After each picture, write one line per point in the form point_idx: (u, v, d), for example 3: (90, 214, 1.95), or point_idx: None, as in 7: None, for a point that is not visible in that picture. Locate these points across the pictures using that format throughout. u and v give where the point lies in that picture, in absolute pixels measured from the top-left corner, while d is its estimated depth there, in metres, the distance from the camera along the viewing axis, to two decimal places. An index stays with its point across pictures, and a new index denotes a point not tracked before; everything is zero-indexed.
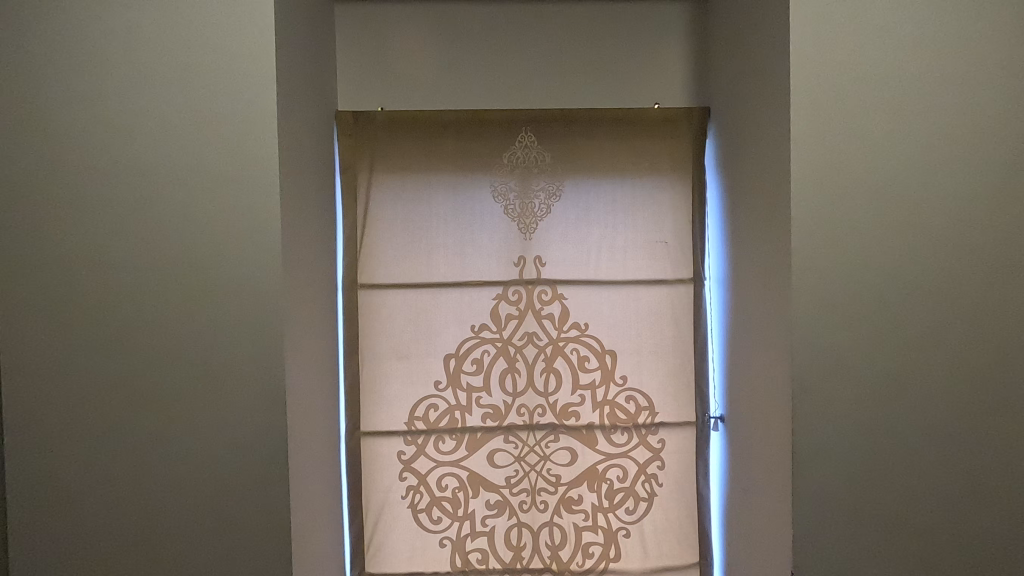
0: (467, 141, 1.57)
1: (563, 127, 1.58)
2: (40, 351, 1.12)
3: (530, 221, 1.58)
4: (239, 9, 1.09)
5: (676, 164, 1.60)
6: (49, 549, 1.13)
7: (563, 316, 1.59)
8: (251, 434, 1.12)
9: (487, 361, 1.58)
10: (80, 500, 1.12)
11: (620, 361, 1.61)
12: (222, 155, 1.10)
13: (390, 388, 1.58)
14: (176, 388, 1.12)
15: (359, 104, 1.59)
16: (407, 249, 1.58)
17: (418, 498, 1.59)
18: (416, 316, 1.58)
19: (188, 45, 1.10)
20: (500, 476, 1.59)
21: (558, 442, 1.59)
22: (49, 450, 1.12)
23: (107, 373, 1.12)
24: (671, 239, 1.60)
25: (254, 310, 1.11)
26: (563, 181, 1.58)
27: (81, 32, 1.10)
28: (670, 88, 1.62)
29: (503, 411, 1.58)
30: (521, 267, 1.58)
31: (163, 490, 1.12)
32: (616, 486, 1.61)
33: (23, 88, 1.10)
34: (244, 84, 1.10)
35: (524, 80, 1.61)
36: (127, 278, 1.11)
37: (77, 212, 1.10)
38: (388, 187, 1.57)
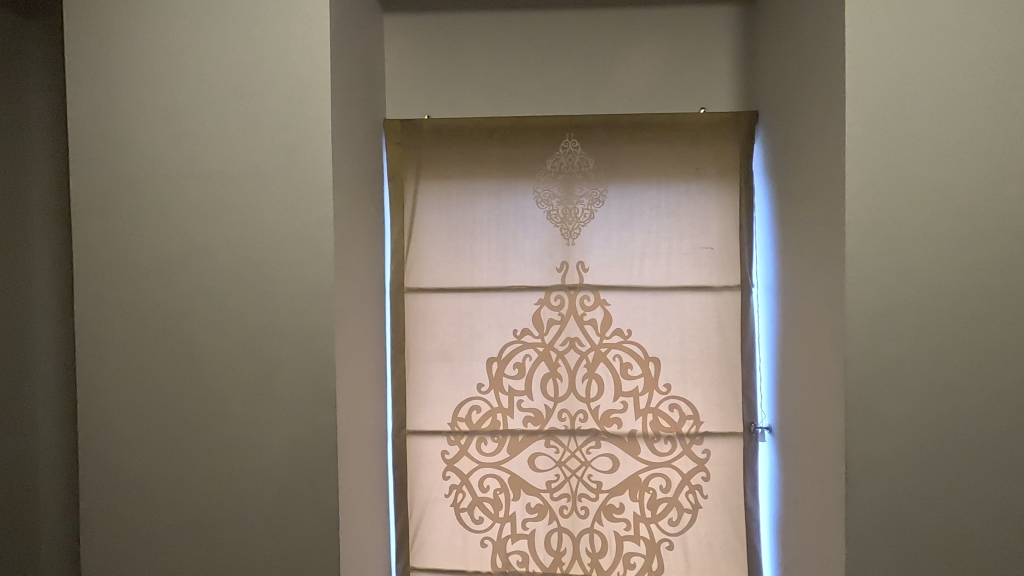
0: (511, 148, 1.60)
1: (607, 134, 1.58)
2: (115, 346, 1.21)
3: (572, 226, 1.59)
4: (299, 27, 1.16)
5: (723, 168, 1.57)
6: (120, 528, 1.21)
7: (606, 322, 1.59)
8: (303, 429, 1.18)
9: (529, 365, 1.60)
10: (147, 483, 1.21)
11: (663, 368, 1.59)
12: (282, 165, 1.17)
13: (434, 389, 1.62)
14: (234, 382, 1.19)
15: (408, 113, 1.64)
16: (451, 254, 1.62)
17: (461, 497, 1.61)
18: (460, 319, 1.61)
19: (250, 62, 1.17)
20: (541, 480, 1.60)
21: (599, 449, 1.59)
22: (122, 434, 1.21)
23: (173, 367, 1.20)
24: (716, 245, 1.58)
25: (308, 311, 1.17)
26: (606, 187, 1.59)
27: (156, 51, 1.19)
28: (717, 92, 1.60)
29: (544, 416, 1.59)
30: (564, 272, 1.59)
31: (221, 479, 1.19)
32: (659, 496, 1.59)
33: (104, 102, 1.20)
34: (303, 98, 1.16)
35: (568, 86, 1.62)
36: (193, 278, 1.19)
37: (150, 216, 1.19)
38: (435, 193, 1.61)
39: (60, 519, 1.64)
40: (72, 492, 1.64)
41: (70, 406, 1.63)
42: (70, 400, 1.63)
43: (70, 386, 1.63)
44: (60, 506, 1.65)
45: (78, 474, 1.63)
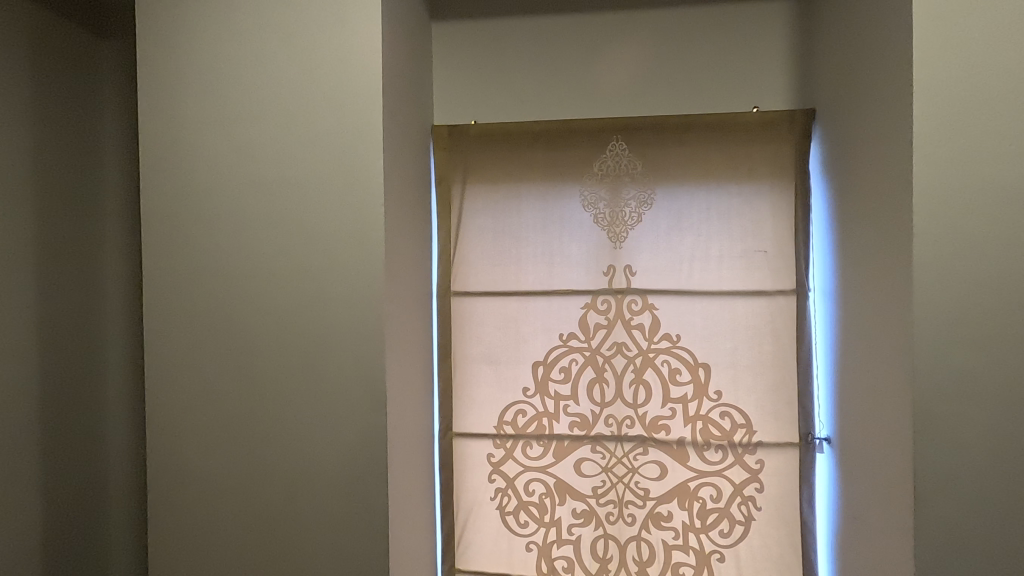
0: (557, 151, 1.59)
1: (655, 136, 1.56)
2: (180, 347, 1.27)
3: (620, 229, 1.57)
4: (353, 39, 1.20)
5: (777, 169, 1.52)
6: (183, 520, 1.27)
7: (654, 326, 1.56)
8: (354, 430, 1.21)
9: (576, 370, 1.58)
10: (208, 478, 1.26)
11: (713, 374, 1.55)
12: (335, 174, 1.20)
13: (480, 392, 1.63)
14: (289, 383, 1.23)
15: (455, 118, 1.66)
16: (497, 257, 1.62)
17: (506, 500, 1.62)
18: (506, 322, 1.62)
19: (306, 73, 1.21)
20: (587, 485, 1.58)
21: (647, 455, 1.56)
22: (186, 431, 1.27)
23: (233, 368, 1.25)
24: (770, 248, 1.53)
25: (360, 315, 1.20)
26: (654, 190, 1.56)
27: (218, 65, 1.24)
28: (771, 90, 1.55)
29: (590, 421, 1.58)
30: (610, 276, 1.58)
31: (277, 476, 1.23)
32: (709, 505, 1.55)
33: (170, 114, 1.27)
34: (355, 108, 1.20)
35: (615, 89, 1.61)
36: (252, 283, 1.24)
37: (212, 223, 1.25)
38: (481, 197, 1.62)
39: (129, 507, 1.79)
40: (140, 481, 1.79)
41: (139, 402, 1.78)
42: (138, 396, 1.78)
43: (139, 383, 1.78)
44: (128, 494, 1.79)
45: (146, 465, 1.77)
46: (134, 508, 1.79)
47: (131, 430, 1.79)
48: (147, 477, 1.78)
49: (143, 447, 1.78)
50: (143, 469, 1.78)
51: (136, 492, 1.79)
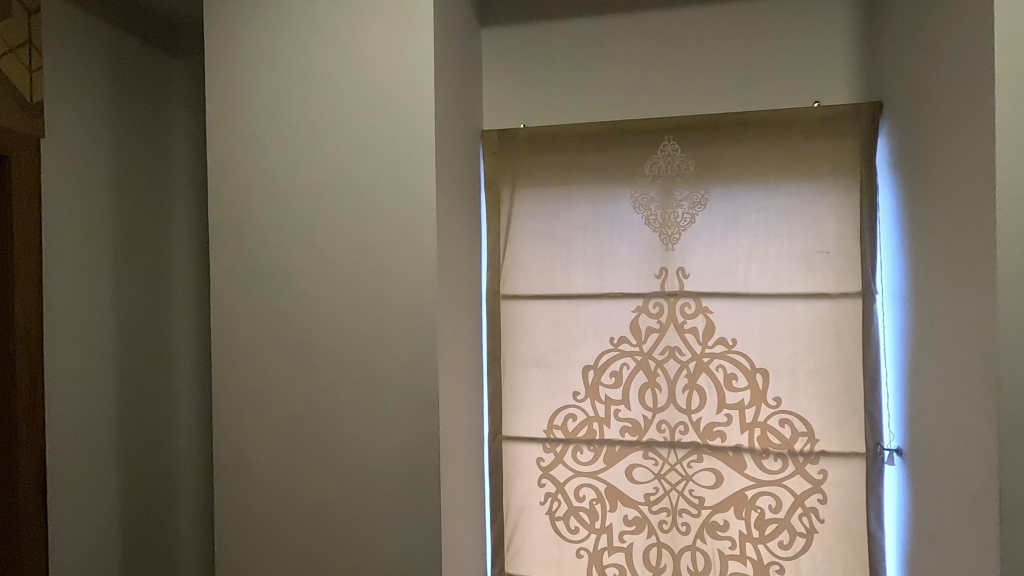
0: (607, 153, 1.57)
1: (709, 134, 1.52)
2: (242, 349, 1.32)
3: (672, 231, 1.54)
4: (406, 48, 1.23)
5: (840, 165, 1.45)
6: (245, 517, 1.32)
7: (708, 330, 1.52)
8: (408, 432, 1.23)
9: (627, 374, 1.56)
10: (269, 476, 1.31)
11: (772, 380, 1.49)
12: (389, 180, 1.23)
13: (530, 396, 1.62)
14: (345, 384, 1.26)
15: (504, 123, 1.67)
16: (546, 261, 1.62)
17: (556, 505, 1.60)
18: (555, 326, 1.61)
19: (361, 83, 1.25)
20: (639, 492, 1.55)
21: (701, 463, 1.52)
22: (248, 430, 1.32)
23: (291, 370, 1.29)
24: (833, 248, 1.46)
25: (413, 319, 1.23)
26: (708, 190, 1.52)
27: (278, 78, 1.30)
28: (833, 84, 1.49)
29: (642, 426, 1.55)
30: (662, 278, 1.54)
31: (334, 475, 1.27)
32: (768, 516, 1.49)
33: (234, 126, 1.32)
34: (409, 115, 1.22)
35: (667, 88, 1.58)
36: (309, 287, 1.28)
37: (272, 229, 1.30)
38: (530, 200, 1.62)
39: (195, 500, 1.88)
40: (206, 474, 1.88)
41: (205, 400, 1.88)
42: (204, 393, 1.88)
43: (205, 381, 1.88)
44: (196, 487, 1.88)
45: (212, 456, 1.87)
46: (200, 501, 1.88)
47: (197, 426, 1.88)
48: (212, 472, 1.87)
49: (209, 442, 1.87)
50: (208, 462, 1.87)
51: (203, 485, 1.88)
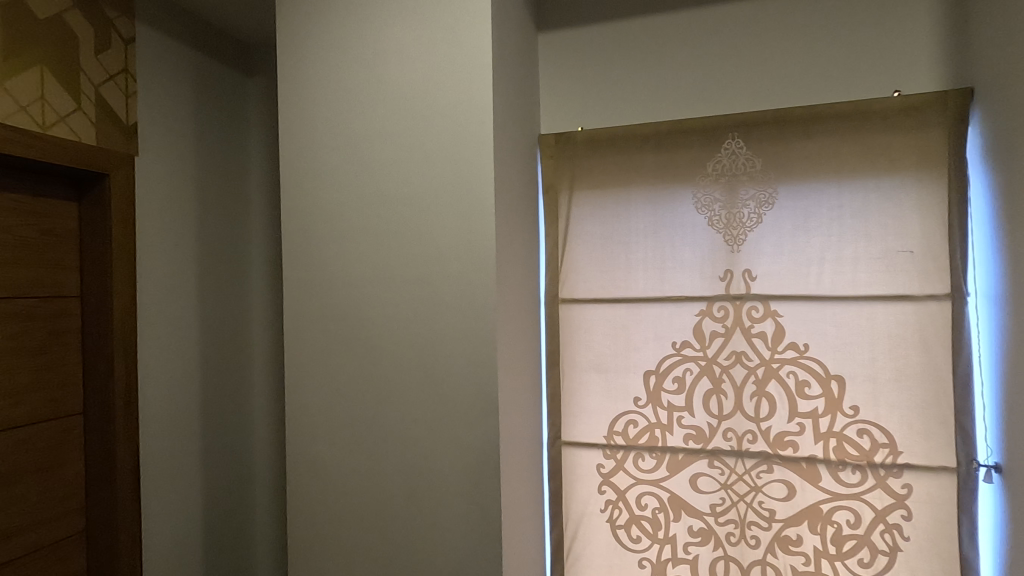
0: (668, 153, 1.54)
1: (777, 129, 1.45)
2: (311, 352, 1.38)
3: (737, 231, 1.48)
4: (466, 57, 1.25)
5: (924, 158, 1.35)
6: (314, 513, 1.38)
7: (778, 334, 1.45)
8: (469, 434, 1.25)
9: (690, 380, 1.51)
10: (337, 474, 1.36)
11: (849, 388, 1.40)
12: (450, 187, 1.26)
13: (589, 401, 1.61)
14: (408, 386, 1.29)
15: (562, 126, 1.67)
16: (605, 264, 1.60)
17: (617, 513, 1.58)
18: (615, 330, 1.59)
19: (422, 93, 1.29)
20: (704, 502, 1.50)
21: (772, 474, 1.45)
22: (317, 430, 1.37)
23: (357, 372, 1.34)
24: (916, 247, 1.36)
25: (473, 323, 1.24)
26: (776, 188, 1.46)
27: (344, 91, 1.35)
28: (915, 71, 1.39)
29: (707, 434, 1.50)
30: (727, 281, 1.49)
31: (398, 475, 1.30)
32: (845, 532, 1.40)
33: (303, 139, 1.39)
34: (468, 123, 1.25)
35: (731, 84, 1.53)
36: (374, 292, 1.32)
37: (339, 237, 1.35)
38: (589, 203, 1.61)
39: (271, 493, 1.99)
40: (280, 469, 1.99)
41: (279, 399, 1.99)
42: (277, 393, 1.99)
43: (279, 381, 1.99)
44: (269, 481, 2.00)
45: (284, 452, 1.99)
46: (275, 495, 1.99)
47: (272, 423, 2.00)
48: (286, 467, 1.97)
49: (281, 440, 1.99)
50: (281, 458, 1.99)
51: (275, 479, 2.00)
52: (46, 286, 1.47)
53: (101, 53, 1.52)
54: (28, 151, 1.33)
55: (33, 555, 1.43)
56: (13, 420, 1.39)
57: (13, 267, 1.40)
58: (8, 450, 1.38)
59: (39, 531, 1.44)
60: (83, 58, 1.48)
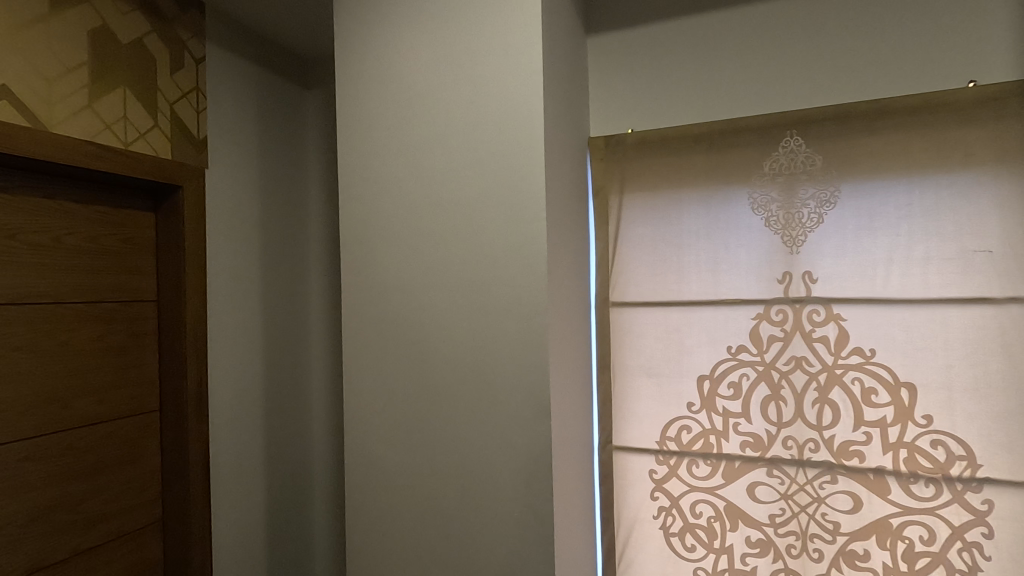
0: (721, 153, 1.51)
1: (839, 126, 1.40)
2: (367, 354, 1.43)
3: (796, 231, 1.44)
4: (516, 63, 1.27)
5: (1004, 152, 1.27)
6: (371, 510, 1.42)
7: (841, 339, 1.39)
8: (521, 437, 1.26)
9: (747, 386, 1.47)
10: (392, 474, 1.39)
11: (921, 396, 1.33)
12: (501, 192, 1.28)
13: (641, 405, 1.59)
14: (461, 388, 1.32)
15: (611, 129, 1.66)
16: (657, 266, 1.58)
17: (671, 521, 1.55)
18: (667, 334, 1.56)
19: (474, 100, 1.31)
20: (763, 512, 1.45)
21: (836, 485, 1.39)
22: (373, 430, 1.42)
23: (411, 374, 1.37)
24: (996, 247, 1.28)
25: (525, 326, 1.25)
26: (838, 187, 1.40)
27: (398, 101, 1.40)
28: (992, 60, 1.31)
29: (765, 442, 1.45)
30: (786, 283, 1.44)
31: (451, 475, 1.33)
32: (918, 548, 1.33)
33: (359, 149, 1.44)
34: (520, 129, 1.26)
35: (788, 81, 1.48)
36: (427, 295, 1.36)
37: (394, 242, 1.39)
38: (640, 205, 1.59)
39: (329, 489, 2.07)
40: (338, 467, 2.07)
41: (337, 398, 2.07)
42: (335, 393, 2.07)
43: (337, 382, 2.07)
44: (328, 478, 2.08)
45: (342, 451, 2.06)
46: (333, 491, 2.07)
47: (330, 422, 2.08)
48: (344, 464, 2.05)
49: (339, 439, 2.07)
50: (339, 455, 2.07)
51: (334, 477, 2.08)
52: (126, 292, 1.58)
53: (175, 72, 1.62)
54: (112, 166, 1.44)
55: (116, 541, 1.53)
56: (98, 415, 1.50)
57: (98, 274, 1.51)
58: (95, 443, 1.49)
59: (121, 520, 1.54)
60: (159, 77, 1.58)
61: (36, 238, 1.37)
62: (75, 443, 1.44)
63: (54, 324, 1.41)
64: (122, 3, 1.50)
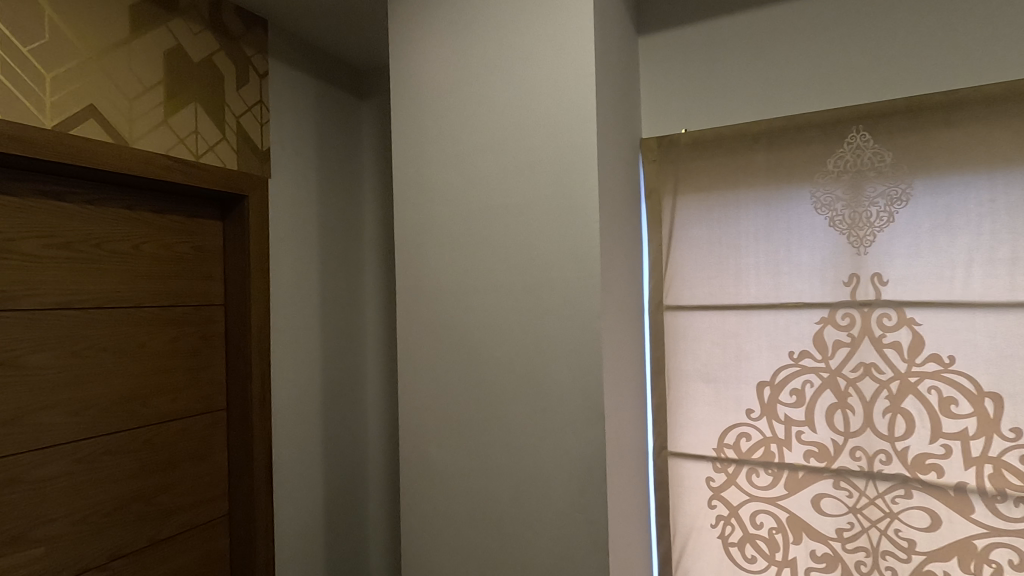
0: (781, 150, 1.45)
1: (911, 120, 1.32)
2: (421, 356, 1.45)
3: (863, 231, 1.37)
4: (569, 67, 1.27)
5: None
6: (426, 509, 1.44)
7: (915, 345, 1.31)
8: (574, 441, 1.25)
9: (811, 393, 1.41)
10: (446, 474, 1.41)
11: (1008, 408, 1.24)
12: (555, 196, 1.28)
13: (698, 411, 1.54)
14: (513, 392, 1.32)
15: (664, 129, 1.63)
16: (713, 269, 1.54)
17: (730, 530, 1.50)
18: (725, 339, 1.51)
19: (527, 105, 1.32)
20: (830, 526, 1.39)
21: (911, 500, 1.31)
22: (427, 430, 1.44)
23: (464, 377, 1.39)
24: None
25: (578, 329, 1.25)
26: (911, 184, 1.32)
27: (451, 108, 1.42)
28: None
29: (831, 452, 1.39)
30: (853, 286, 1.37)
31: (504, 478, 1.33)
32: (1006, 572, 1.23)
33: (413, 156, 1.47)
34: (572, 132, 1.26)
35: (854, 74, 1.41)
36: (480, 299, 1.37)
37: (447, 247, 1.42)
38: (694, 206, 1.56)
39: (384, 489, 2.12)
40: (393, 467, 2.11)
41: (391, 400, 2.12)
42: (389, 395, 2.12)
43: (392, 384, 2.12)
44: (382, 478, 2.13)
45: (397, 452, 2.11)
46: (388, 491, 2.11)
47: (385, 423, 2.13)
48: (399, 465, 2.09)
49: (393, 440, 2.11)
50: (393, 456, 2.11)
51: (388, 477, 2.12)
52: (196, 296, 1.67)
53: (241, 87, 1.71)
54: (184, 178, 1.52)
55: (188, 532, 1.62)
56: (172, 412, 1.59)
57: (172, 279, 1.60)
58: (168, 439, 1.57)
59: (192, 512, 1.63)
60: (227, 92, 1.67)
61: (118, 246, 1.47)
62: (152, 439, 1.53)
63: (134, 326, 1.50)
64: (193, 24, 1.59)
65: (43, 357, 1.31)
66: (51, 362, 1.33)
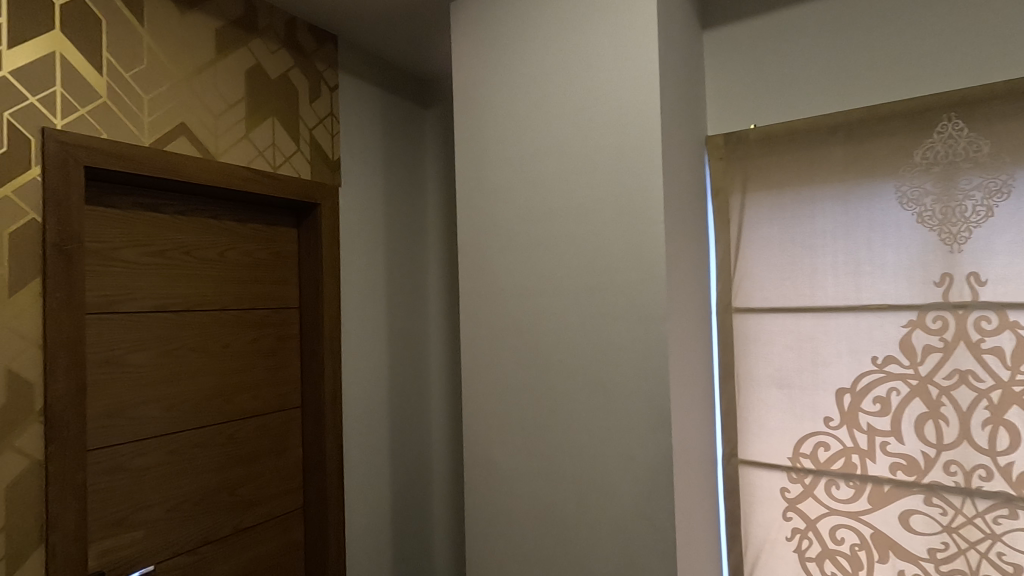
0: (861, 143, 1.37)
1: (1011, 105, 1.21)
2: (485, 358, 1.47)
3: (956, 227, 1.26)
4: (633, 67, 1.25)
5: None
6: (489, 509, 1.46)
7: (1019, 351, 1.20)
8: (639, 445, 1.23)
9: (897, 401, 1.31)
10: (509, 476, 1.42)
11: None
12: (617, 196, 1.26)
13: (770, 418, 1.47)
14: (577, 395, 1.31)
15: (732, 126, 1.57)
16: (786, 269, 1.46)
17: (807, 545, 1.42)
18: (800, 342, 1.44)
19: (589, 106, 1.31)
20: (921, 545, 1.29)
21: (1015, 521, 1.20)
22: (491, 431, 1.45)
23: (527, 379, 1.39)
24: None
25: (643, 332, 1.23)
26: (1012, 175, 1.21)
27: (513, 112, 1.43)
28: None
29: (922, 465, 1.29)
30: (945, 287, 1.27)
31: (567, 480, 1.33)
32: None
33: (476, 161, 1.49)
34: (636, 132, 1.24)
35: (944, 59, 1.31)
36: (542, 301, 1.37)
37: (509, 250, 1.43)
38: (765, 204, 1.49)
39: (449, 488, 2.17)
40: (457, 467, 2.16)
41: (455, 401, 2.16)
42: (453, 396, 2.17)
43: (455, 384, 2.16)
44: (447, 477, 2.18)
45: (461, 452, 2.15)
46: (453, 489, 2.16)
47: (449, 423, 2.18)
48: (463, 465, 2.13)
49: (457, 441, 2.16)
50: (458, 455, 2.16)
51: (453, 476, 2.17)
52: (273, 299, 1.77)
53: (314, 101, 1.80)
54: (263, 188, 1.62)
55: (267, 523, 1.71)
56: (253, 409, 1.68)
57: (251, 284, 1.70)
58: (250, 434, 1.67)
59: (271, 503, 1.72)
60: (301, 106, 1.76)
61: (205, 253, 1.58)
62: (234, 433, 1.63)
63: (219, 328, 1.61)
64: (271, 43, 1.69)
65: (140, 356, 1.43)
66: (148, 360, 1.44)
